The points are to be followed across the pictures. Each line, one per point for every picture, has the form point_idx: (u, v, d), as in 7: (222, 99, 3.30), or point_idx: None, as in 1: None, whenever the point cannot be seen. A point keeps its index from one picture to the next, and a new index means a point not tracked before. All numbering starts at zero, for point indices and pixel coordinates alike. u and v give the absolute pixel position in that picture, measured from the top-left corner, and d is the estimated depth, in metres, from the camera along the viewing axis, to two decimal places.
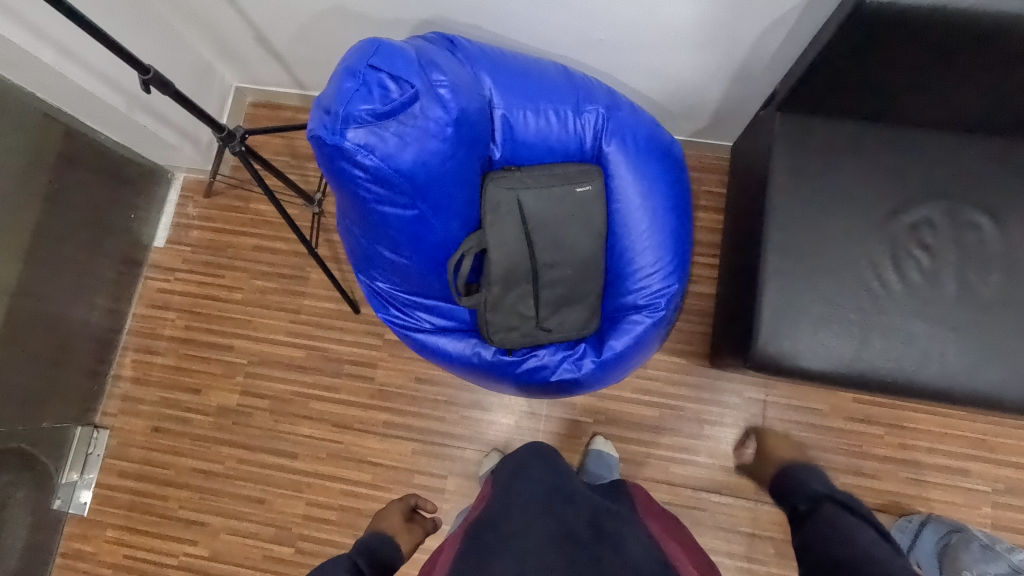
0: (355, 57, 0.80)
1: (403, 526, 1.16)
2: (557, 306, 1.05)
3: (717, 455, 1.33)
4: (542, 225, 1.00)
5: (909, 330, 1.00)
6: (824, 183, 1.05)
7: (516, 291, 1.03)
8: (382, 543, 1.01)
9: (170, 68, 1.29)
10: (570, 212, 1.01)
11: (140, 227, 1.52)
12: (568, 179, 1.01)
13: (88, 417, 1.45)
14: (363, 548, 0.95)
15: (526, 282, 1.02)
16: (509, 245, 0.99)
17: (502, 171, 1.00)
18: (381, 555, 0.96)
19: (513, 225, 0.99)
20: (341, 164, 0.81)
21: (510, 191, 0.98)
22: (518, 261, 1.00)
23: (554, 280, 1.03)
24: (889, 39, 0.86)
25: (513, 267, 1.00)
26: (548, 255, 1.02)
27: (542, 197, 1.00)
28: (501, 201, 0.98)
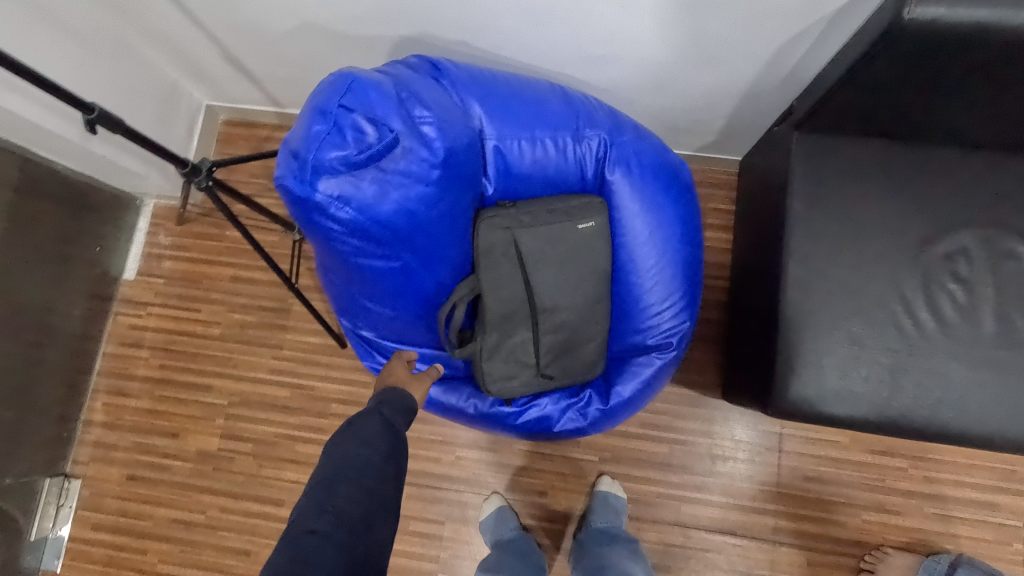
0: (325, 95, 0.70)
1: (409, 380, 0.89)
2: (559, 351, 0.96)
3: (732, 494, 1.25)
4: (541, 266, 0.91)
5: (946, 373, 0.91)
6: (848, 210, 0.96)
7: (515, 338, 0.93)
8: (400, 399, 0.84)
9: (130, 92, 1.18)
10: (572, 251, 0.92)
11: (108, 259, 1.41)
12: (569, 215, 0.91)
13: (58, 466, 1.35)
14: (378, 404, 0.81)
15: (524, 327, 0.93)
16: (506, 289, 0.90)
17: (496, 206, 0.90)
18: (401, 410, 0.83)
19: (510, 266, 0.89)
20: (314, 217, 0.72)
21: (505, 230, 0.88)
22: (516, 305, 0.91)
23: (556, 324, 0.94)
24: (928, 58, 0.77)
25: (510, 313, 0.91)
26: (549, 298, 0.92)
27: (541, 235, 0.90)
28: (495, 242, 0.88)
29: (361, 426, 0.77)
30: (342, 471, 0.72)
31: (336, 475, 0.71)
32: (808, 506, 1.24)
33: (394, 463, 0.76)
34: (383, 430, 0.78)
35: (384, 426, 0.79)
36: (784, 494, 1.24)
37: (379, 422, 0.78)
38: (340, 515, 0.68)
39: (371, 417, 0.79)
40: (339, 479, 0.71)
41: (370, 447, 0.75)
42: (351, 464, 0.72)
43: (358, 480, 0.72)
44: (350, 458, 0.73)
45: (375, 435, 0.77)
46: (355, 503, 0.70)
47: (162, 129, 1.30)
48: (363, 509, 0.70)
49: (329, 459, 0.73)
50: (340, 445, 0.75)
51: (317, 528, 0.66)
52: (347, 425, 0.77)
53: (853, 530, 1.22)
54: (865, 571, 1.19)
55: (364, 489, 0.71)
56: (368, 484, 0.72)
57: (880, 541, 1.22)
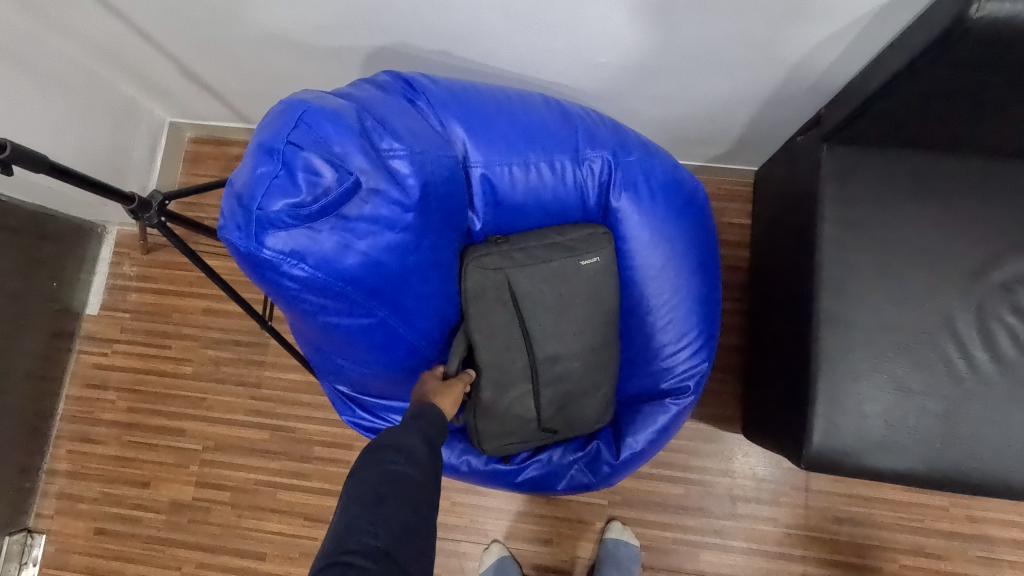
0: (272, 128, 0.59)
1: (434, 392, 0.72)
2: (563, 404, 0.84)
3: (755, 538, 1.14)
4: (539, 310, 0.79)
5: (1007, 420, 0.79)
6: (888, 234, 0.84)
7: (512, 393, 0.81)
8: (436, 417, 0.68)
9: (77, 114, 1.06)
10: (574, 291, 0.80)
11: (69, 293, 1.29)
12: (569, 249, 0.79)
13: (20, 521, 1.24)
14: (416, 416, 0.66)
15: (523, 380, 0.81)
16: (500, 338, 0.78)
17: (486, 243, 0.78)
18: (438, 421, 0.67)
19: (505, 310, 0.78)
20: (264, 274, 0.60)
21: (497, 271, 0.77)
22: (511, 357, 0.79)
23: (558, 375, 0.82)
24: (996, 60, 0.64)
25: (505, 365, 0.79)
26: (550, 346, 0.80)
27: (538, 274, 0.78)
28: (486, 284, 0.77)
29: (399, 439, 0.63)
30: (380, 493, 0.58)
31: (376, 492, 0.58)
32: (840, 550, 1.13)
33: (437, 486, 0.63)
34: (422, 445, 0.63)
35: (428, 436, 0.65)
36: (813, 537, 1.13)
37: (422, 437, 0.63)
38: (382, 542, 0.55)
39: (412, 426, 0.65)
40: (379, 498, 0.57)
41: (415, 462, 0.62)
42: (392, 482, 0.59)
43: (402, 500, 0.58)
44: (392, 475, 0.59)
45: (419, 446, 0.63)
46: (398, 528, 0.57)
47: (117, 154, 1.17)
48: (409, 535, 0.57)
49: (364, 476, 0.59)
50: (376, 459, 0.60)
51: (355, 556, 0.53)
52: (383, 435, 0.63)
53: None
54: None
55: (409, 511, 0.58)
56: (413, 506, 0.59)
57: None
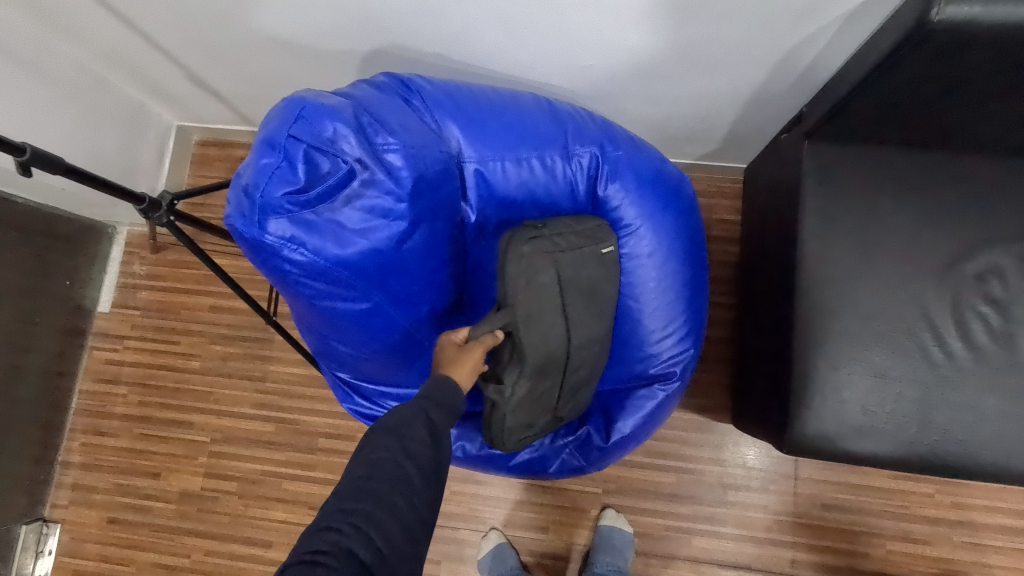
0: (274, 125, 0.63)
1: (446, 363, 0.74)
2: (576, 392, 0.87)
3: (746, 525, 1.17)
4: (575, 296, 0.82)
5: (980, 406, 0.83)
6: (866, 224, 0.87)
7: (545, 381, 0.82)
8: (439, 396, 0.69)
9: (88, 119, 1.11)
10: (601, 279, 0.84)
11: (81, 292, 1.34)
12: (597, 237, 0.84)
13: (35, 511, 1.29)
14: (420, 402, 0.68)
15: (557, 368, 0.82)
16: (545, 323, 0.79)
17: (524, 227, 0.81)
18: (443, 407, 0.69)
19: (552, 292, 0.80)
20: (268, 259, 0.64)
21: (548, 252, 0.79)
22: (553, 343, 0.80)
23: (583, 363, 0.84)
24: (958, 60, 0.68)
25: (547, 352, 0.80)
26: (582, 334, 0.82)
27: (577, 260, 0.82)
28: (537, 266, 0.78)
29: (397, 425, 0.65)
30: (359, 488, 0.60)
31: (355, 489, 0.60)
32: (828, 536, 1.16)
33: (429, 480, 0.64)
34: (418, 433, 0.65)
35: (428, 423, 0.66)
36: (801, 524, 1.16)
37: (419, 424, 0.65)
38: (352, 540, 0.56)
39: (413, 412, 0.66)
40: (357, 493, 0.59)
41: (403, 453, 0.63)
42: (373, 476, 0.61)
43: (378, 496, 0.60)
44: (375, 469, 0.61)
45: (413, 434, 0.64)
46: (371, 525, 0.58)
47: (127, 157, 1.22)
48: (382, 532, 0.58)
49: (353, 469, 0.62)
50: (363, 454, 0.63)
51: (322, 555, 0.54)
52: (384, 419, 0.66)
53: (877, 562, 1.14)
54: None
55: (385, 506, 0.59)
56: (390, 501, 0.60)
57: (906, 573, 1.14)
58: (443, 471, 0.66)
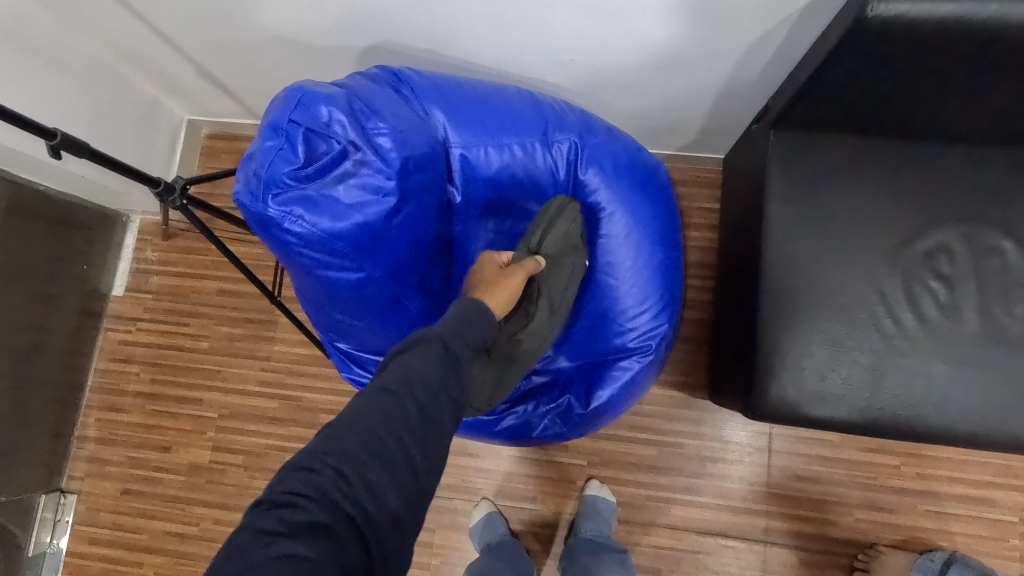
0: (277, 110, 0.70)
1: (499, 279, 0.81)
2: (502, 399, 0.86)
3: (723, 495, 1.24)
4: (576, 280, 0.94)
5: (928, 373, 0.90)
6: (824, 208, 0.95)
7: (527, 349, 0.88)
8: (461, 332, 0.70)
9: (105, 110, 1.18)
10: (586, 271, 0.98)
11: (97, 276, 1.42)
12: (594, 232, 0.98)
13: (54, 482, 1.37)
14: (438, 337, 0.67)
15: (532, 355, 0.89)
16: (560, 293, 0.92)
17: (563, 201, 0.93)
18: (463, 344, 0.69)
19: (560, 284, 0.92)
20: (271, 232, 0.72)
21: (574, 246, 0.93)
22: (544, 326, 0.89)
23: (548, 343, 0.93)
24: (896, 53, 0.75)
25: (548, 322, 0.90)
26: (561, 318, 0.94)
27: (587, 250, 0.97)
28: (572, 242, 0.92)
29: (412, 361, 0.65)
30: (355, 427, 0.59)
31: (344, 429, 0.59)
32: (800, 505, 1.23)
33: (429, 423, 0.63)
34: (428, 370, 0.64)
35: (440, 359, 0.66)
36: (775, 493, 1.23)
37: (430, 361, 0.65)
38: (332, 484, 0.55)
39: (427, 347, 0.66)
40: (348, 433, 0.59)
41: (406, 392, 0.63)
42: (367, 417, 0.60)
43: (369, 438, 0.59)
44: (373, 410, 0.60)
45: (421, 372, 0.64)
46: (356, 470, 0.57)
47: (142, 147, 1.30)
48: (368, 478, 0.57)
49: (356, 406, 0.61)
50: (367, 389, 0.63)
51: (300, 497, 0.54)
52: (398, 350, 0.66)
53: (846, 529, 1.21)
54: (858, 571, 1.18)
55: (376, 450, 0.58)
56: (382, 443, 0.59)
57: (873, 540, 1.20)
58: (449, 417, 0.65)
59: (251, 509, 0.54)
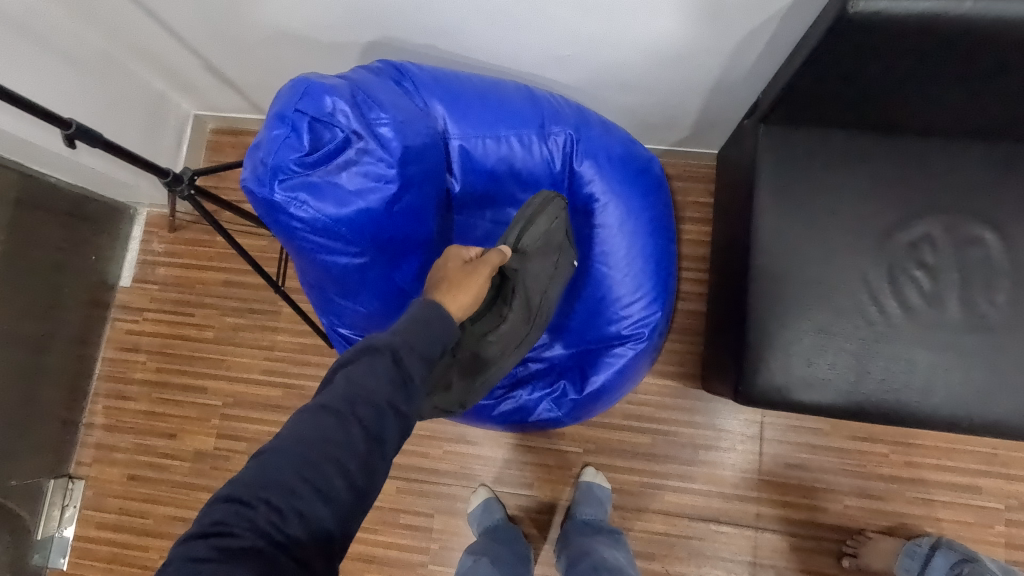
0: (283, 100, 0.73)
1: (461, 276, 0.77)
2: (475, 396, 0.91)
3: (715, 482, 1.27)
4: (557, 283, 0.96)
5: (911, 358, 0.92)
6: (812, 199, 0.97)
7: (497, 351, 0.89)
8: (413, 340, 0.67)
9: (116, 106, 1.22)
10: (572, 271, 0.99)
11: (104, 267, 1.46)
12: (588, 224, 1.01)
13: (62, 468, 1.40)
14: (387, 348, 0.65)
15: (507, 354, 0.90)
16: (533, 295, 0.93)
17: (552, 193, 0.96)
18: (416, 354, 0.66)
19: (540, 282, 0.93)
20: (278, 217, 0.75)
21: (557, 244, 0.94)
22: (519, 326, 0.91)
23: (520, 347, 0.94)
24: (878, 47, 0.78)
25: (519, 327, 0.91)
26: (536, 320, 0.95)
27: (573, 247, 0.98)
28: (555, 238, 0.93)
29: (357, 377, 0.63)
30: (292, 451, 0.58)
31: (280, 454, 0.59)
32: (791, 492, 1.25)
33: (372, 442, 0.61)
34: (372, 386, 0.63)
35: (387, 373, 0.64)
36: (766, 481, 1.26)
37: (375, 377, 0.63)
38: (264, 512, 0.55)
39: (374, 360, 0.64)
40: (283, 458, 0.58)
41: (348, 410, 0.61)
42: (304, 440, 0.59)
43: (304, 464, 0.58)
44: (311, 432, 0.60)
45: (365, 388, 0.62)
46: (288, 497, 0.56)
47: (150, 140, 1.34)
48: (302, 504, 0.57)
49: (297, 428, 0.60)
50: (309, 406, 0.62)
51: (231, 527, 0.54)
52: (343, 363, 0.65)
53: (835, 516, 1.24)
54: (848, 556, 1.21)
55: (310, 475, 0.58)
56: (318, 469, 0.58)
57: (861, 526, 1.23)
58: (397, 431, 0.64)
59: (181, 539, 0.54)
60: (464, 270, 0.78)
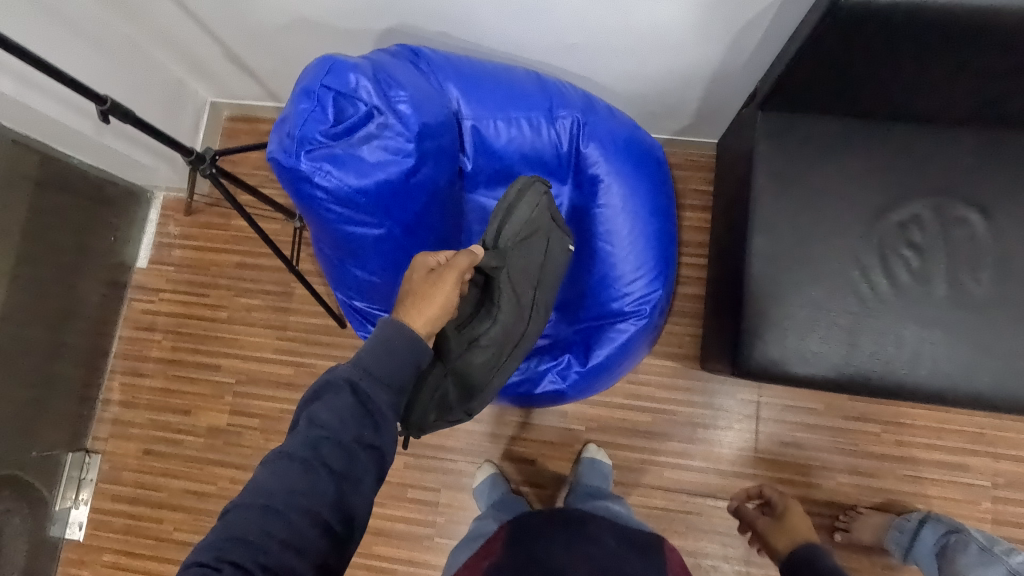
0: (310, 77, 0.78)
1: (425, 288, 0.78)
2: (488, 396, 0.98)
3: (713, 459, 1.31)
4: (545, 279, 0.99)
5: (899, 333, 0.97)
6: (806, 181, 1.02)
7: (487, 356, 0.95)
8: (375, 373, 0.68)
9: (138, 90, 1.26)
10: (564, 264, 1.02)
11: (122, 249, 1.50)
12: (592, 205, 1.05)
13: (79, 442, 1.45)
14: (347, 387, 0.67)
15: (503, 356, 0.95)
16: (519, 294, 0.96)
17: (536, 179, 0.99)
18: (378, 388, 0.68)
19: (528, 275, 0.97)
20: (302, 186, 0.79)
21: (541, 228, 0.97)
22: (513, 324, 0.95)
23: (516, 350, 0.97)
24: (868, 34, 0.83)
25: (512, 328, 0.95)
26: (528, 318, 0.97)
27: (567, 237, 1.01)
28: (538, 226, 0.97)
29: (321, 419, 0.65)
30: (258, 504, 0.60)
31: (247, 510, 0.60)
32: (785, 470, 1.30)
33: (341, 482, 0.64)
34: (336, 426, 0.65)
35: (351, 412, 0.66)
36: (762, 458, 1.31)
37: (338, 417, 0.65)
38: (232, 571, 0.56)
39: (336, 400, 0.66)
40: (250, 513, 0.60)
41: (313, 457, 0.63)
42: (270, 491, 0.61)
43: (271, 516, 0.60)
44: (277, 481, 0.62)
45: (329, 430, 0.65)
46: (257, 552, 0.58)
47: (170, 125, 1.39)
48: (271, 556, 0.58)
49: (265, 480, 0.62)
50: (276, 454, 0.64)
51: None
52: (310, 404, 0.67)
53: (828, 492, 1.29)
54: (840, 530, 1.25)
55: (276, 528, 0.60)
56: (285, 519, 0.60)
57: (853, 502, 1.28)
58: (368, 468, 0.66)
59: None
60: (427, 281, 0.78)
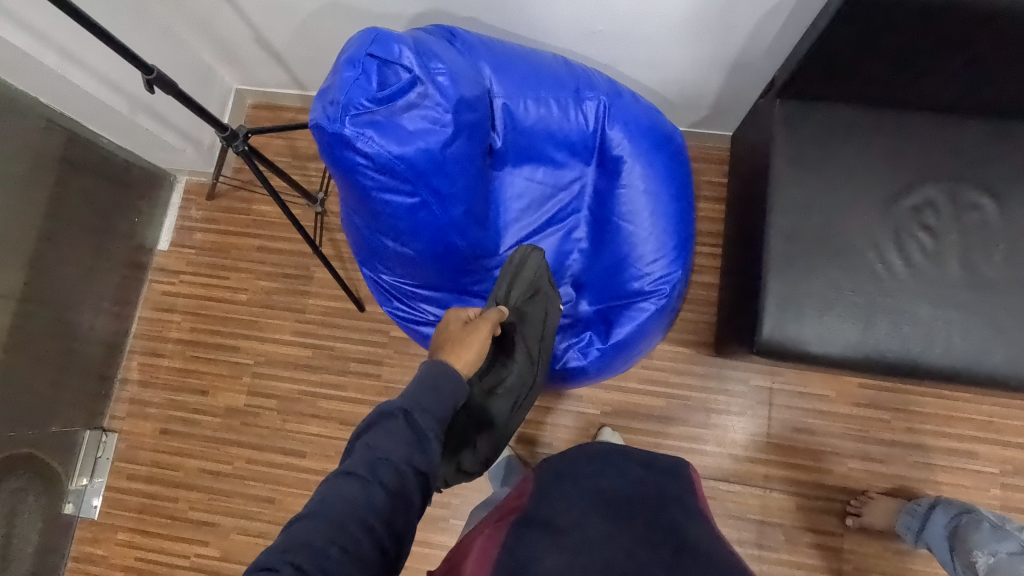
0: (354, 47, 0.81)
1: (463, 336, 0.84)
2: (504, 439, 1.05)
3: (725, 444, 1.33)
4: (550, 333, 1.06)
5: (915, 311, 1.00)
6: (824, 165, 1.05)
7: (500, 411, 1.01)
8: (425, 404, 0.71)
9: (171, 68, 1.29)
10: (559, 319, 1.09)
11: (144, 231, 1.52)
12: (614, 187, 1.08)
13: (97, 420, 1.46)
14: (403, 415, 0.69)
15: (514, 404, 1.02)
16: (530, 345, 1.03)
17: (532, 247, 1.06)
18: (431, 416, 0.70)
19: (537, 328, 1.03)
20: (342, 152, 0.82)
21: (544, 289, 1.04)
22: (526, 372, 1.02)
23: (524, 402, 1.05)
24: (886, 22, 0.86)
25: (521, 384, 1.02)
26: (535, 372, 1.04)
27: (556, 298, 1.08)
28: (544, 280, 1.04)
29: (380, 441, 0.66)
30: (320, 515, 0.59)
31: (307, 522, 0.59)
32: (797, 455, 1.32)
33: (396, 499, 0.64)
34: (392, 448, 0.66)
35: (404, 436, 0.67)
36: (774, 444, 1.33)
37: (395, 439, 0.66)
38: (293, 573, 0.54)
39: (390, 424, 0.68)
40: (312, 524, 0.59)
41: (372, 473, 0.63)
42: (332, 504, 0.60)
43: (334, 526, 0.59)
44: (338, 495, 0.61)
45: (385, 451, 0.65)
46: (320, 559, 0.56)
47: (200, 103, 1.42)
48: (331, 563, 0.56)
49: (326, 495, 0.61)
50: (336, 473, 0.64)
51: None
52: (363, 432, 0.67)
53: (840, 478, 1.30)
54: (851, 515, 1.26)
55: (338, 536, 0.58)
56: (347, 530, 0.59)
57: (865, 488, 1.30)
58: (416, 490, 0.66)
59: None
60: (464, 330, 0.85)
